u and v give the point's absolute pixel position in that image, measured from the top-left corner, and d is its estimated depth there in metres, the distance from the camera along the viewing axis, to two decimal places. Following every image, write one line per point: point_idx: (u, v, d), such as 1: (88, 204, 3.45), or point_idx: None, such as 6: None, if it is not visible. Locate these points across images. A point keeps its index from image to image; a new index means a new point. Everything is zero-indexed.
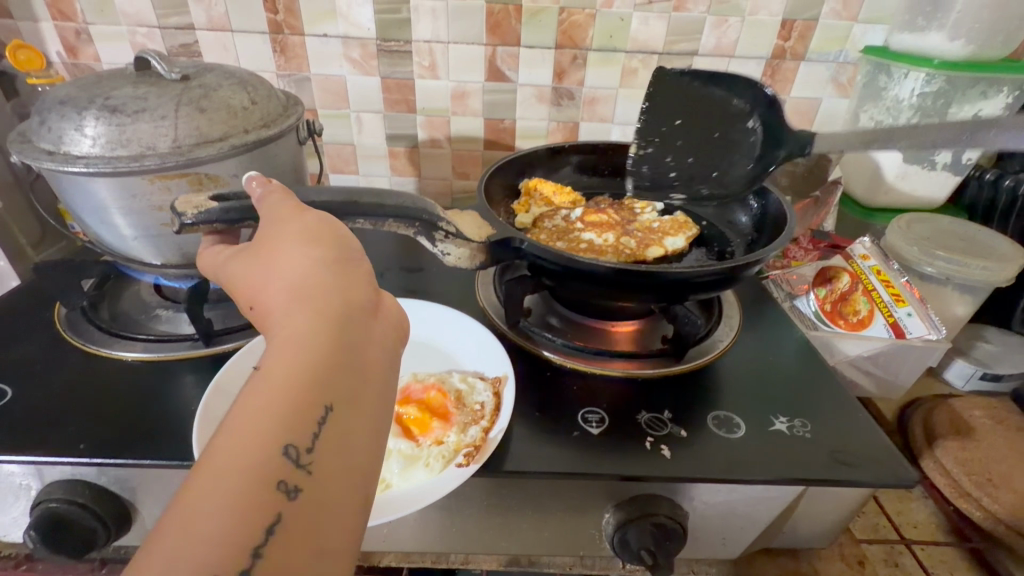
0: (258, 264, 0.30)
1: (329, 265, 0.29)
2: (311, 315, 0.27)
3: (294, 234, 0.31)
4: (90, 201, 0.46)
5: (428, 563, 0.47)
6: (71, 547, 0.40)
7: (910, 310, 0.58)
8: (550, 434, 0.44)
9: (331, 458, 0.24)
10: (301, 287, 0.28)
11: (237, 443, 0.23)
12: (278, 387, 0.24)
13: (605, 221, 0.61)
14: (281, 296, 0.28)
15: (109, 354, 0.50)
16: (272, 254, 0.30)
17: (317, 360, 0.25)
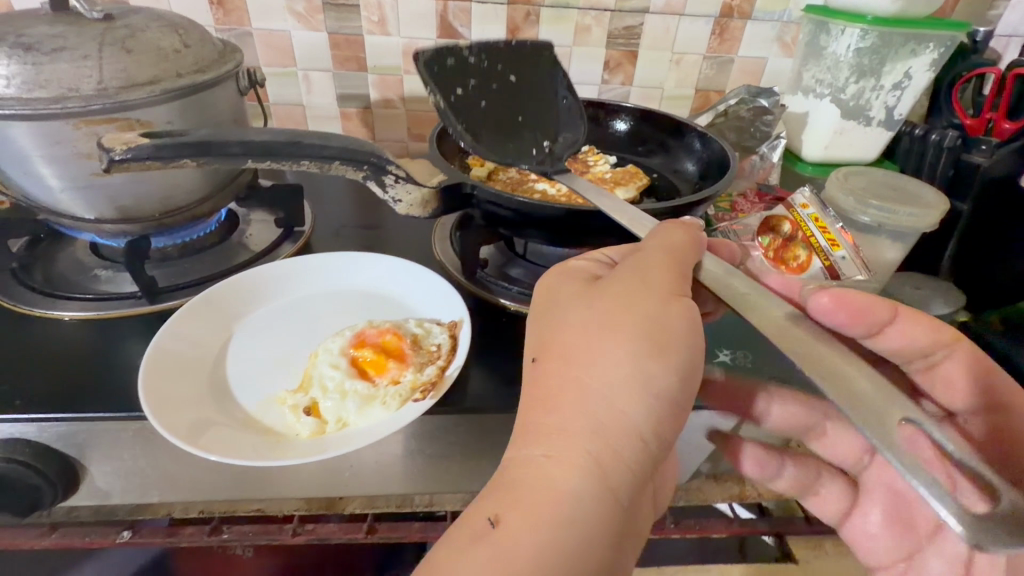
0: (602, 318, 0.32)
1: (648, 352, 0.30)
2: (608, 385, 0.30)
3: (648, 292, 0.32)
4: (9, 149, 0.43)
5: (393, 507, 0.49)
6: (16, 506, 0.39)
7: (844, 254, 0.61)
8: (507, 373, 0.45)
9: (583, 509, 0.27)
10: (650, 367, 0.30)
11: (548, 484, 0.28)
12: (585, 443, 0.29)
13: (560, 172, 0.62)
14: (607, 374, 0.30)
15: (44, 312, 0.48)
16: (609, 309, 0.32)
17: (615, 434, 0.30)
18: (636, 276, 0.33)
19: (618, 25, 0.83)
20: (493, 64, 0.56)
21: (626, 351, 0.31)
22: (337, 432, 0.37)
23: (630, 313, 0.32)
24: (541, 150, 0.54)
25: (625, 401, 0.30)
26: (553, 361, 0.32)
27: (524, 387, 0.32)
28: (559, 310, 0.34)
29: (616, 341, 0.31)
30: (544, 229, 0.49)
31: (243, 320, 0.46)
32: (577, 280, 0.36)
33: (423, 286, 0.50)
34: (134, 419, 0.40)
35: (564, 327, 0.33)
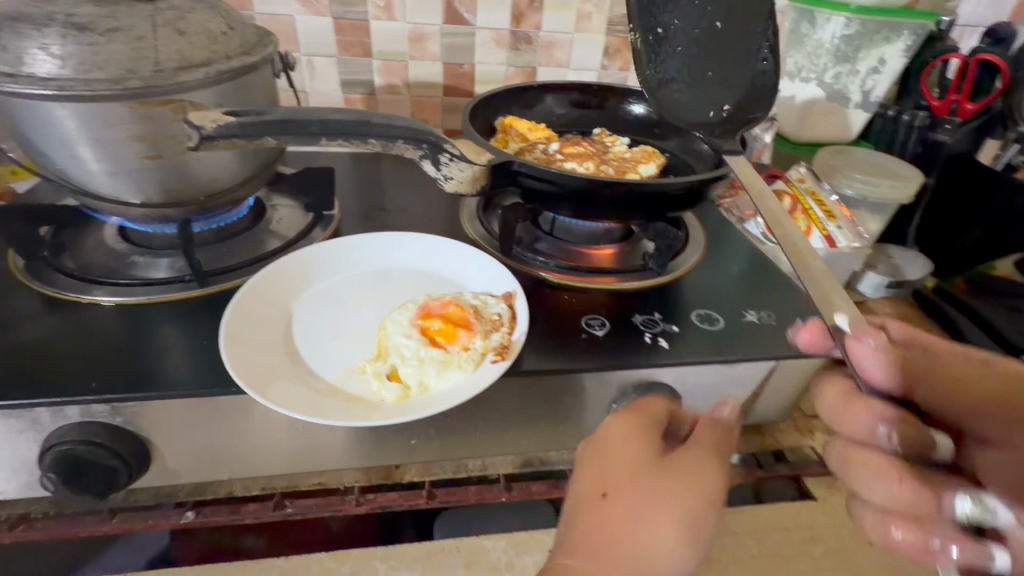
0: (668, 473, 0.36)
1: (687, 498, 0.35)
2: (668, 529, 0.34)
3: (709, 466, 0.37)
4: (56, 132, 0.42)
5: (450, 473, 0.51)
6: (90, 489, 0.39)
7: (839, 224, 0.68)
8: (560, 339, 0.48)
9: None
10: (705, 522, 0.35)
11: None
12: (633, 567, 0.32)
13: (583, 151, 0.64)
14: (666, 511, 0.34)
15: (78, 296, 0.48)
16: (678, 464, 0.37)
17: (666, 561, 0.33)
18: (699, 455, 0.37)
19: (617, 12, 0.86)
20: (698, 14, 0.59)
21: (694, 510, 0.35)
22: (420, 397, 0.39)
23: (692, 479, 0.36)
24: (719, 114, 0.58)
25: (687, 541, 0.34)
26: (616, 496, 0.35)
27: (569, 518, 0.36)
28: (619, 445, 0.38)
29: (655, 483, 0.35)
30: (587, 202, 0.53)
31: (301, 298, 0.47)
32: (637, 422, 0.40)
33: (470, 262, 0.52)
34: (208, 396, 0.41)
35: (625, 463, 0.37)
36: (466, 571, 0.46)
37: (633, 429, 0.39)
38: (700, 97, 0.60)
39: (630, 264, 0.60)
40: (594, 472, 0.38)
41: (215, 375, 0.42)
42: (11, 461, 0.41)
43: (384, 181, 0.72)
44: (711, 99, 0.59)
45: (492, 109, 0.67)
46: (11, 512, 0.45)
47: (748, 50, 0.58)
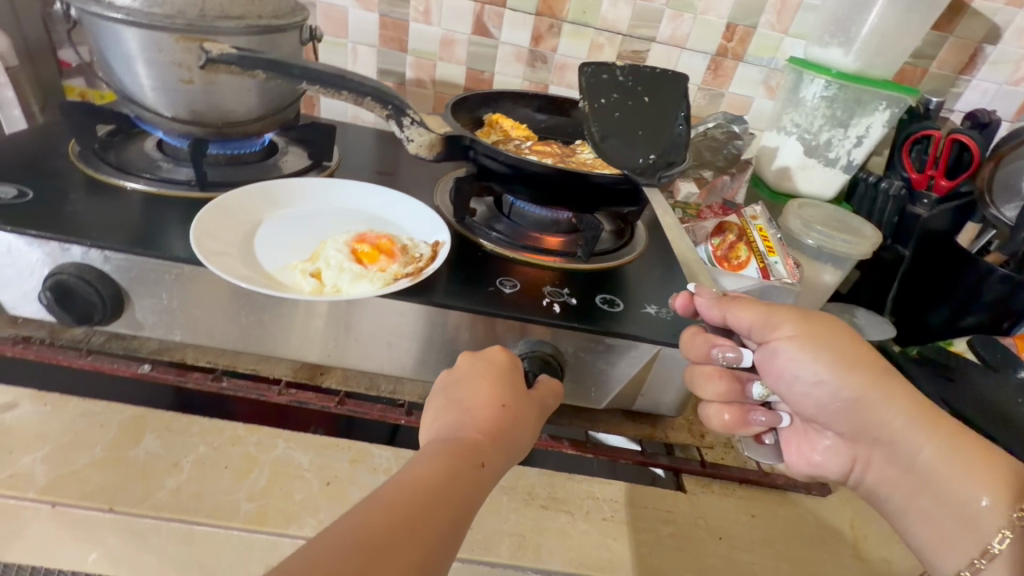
0: (519, 404, 0.47)
1: (522, 402, 0.47)
2: (508, 447, 0.44)
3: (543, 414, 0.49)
4: (120, 49, 0.55)
5: (363, 388, 0.61)
6: (75, 312, 0.50)
7: (777, 260, 0.73)
8: (471, 286, 0.56)
9: (479, 473, 0.40)
10: (527, 446, 0.47)
11: (457, 451, 0.41)
12: (485, 440, 0.43)
13: (549, 151, 0.73)
14: (513, 429, 0.45)
15: (110, 180, 0.61)
16: (526, 404, 0.48)
17: (509, 439, 0.44)
18: (539, 401, 0.49)
19: (627, 48, 0.96)
20: (633, 85, 0.70)
21: (524, 435, 0.46)
22: (333, 296, 0.48)
23: (531, 420, 0.47)
24: (647, 161, 0.65)
25: (512, 453, 0.44)
26: (482, 416, 0.44)
27: (431, 423, 0.46)
28: (490, 381, 0.47)
29: (500, 390, 0.47)
30: (525, 182, 0.61)
31: (272, 216, 0.58)
32: (505, 365, 0.49)
33: (419, 215, 0.62)
34: (175, 263, 0.51)
35: (490, 392, 0.46)
36: (350, 465, 0.54)
37: (503, 370, 0.49)
38: (635, 149, 0.66)
39: (564, 249, 0.67)
40: (449, 392, 0.47)
41: (187, 250, 0.53)
42: (25, 284, 0.52)
43: (386, 153, 0.84)
44: (639, 149, 0.66)
45: (484, 104, 0.78)
46: (16, 332, 0.57)
47: (670, 121, 0.69)
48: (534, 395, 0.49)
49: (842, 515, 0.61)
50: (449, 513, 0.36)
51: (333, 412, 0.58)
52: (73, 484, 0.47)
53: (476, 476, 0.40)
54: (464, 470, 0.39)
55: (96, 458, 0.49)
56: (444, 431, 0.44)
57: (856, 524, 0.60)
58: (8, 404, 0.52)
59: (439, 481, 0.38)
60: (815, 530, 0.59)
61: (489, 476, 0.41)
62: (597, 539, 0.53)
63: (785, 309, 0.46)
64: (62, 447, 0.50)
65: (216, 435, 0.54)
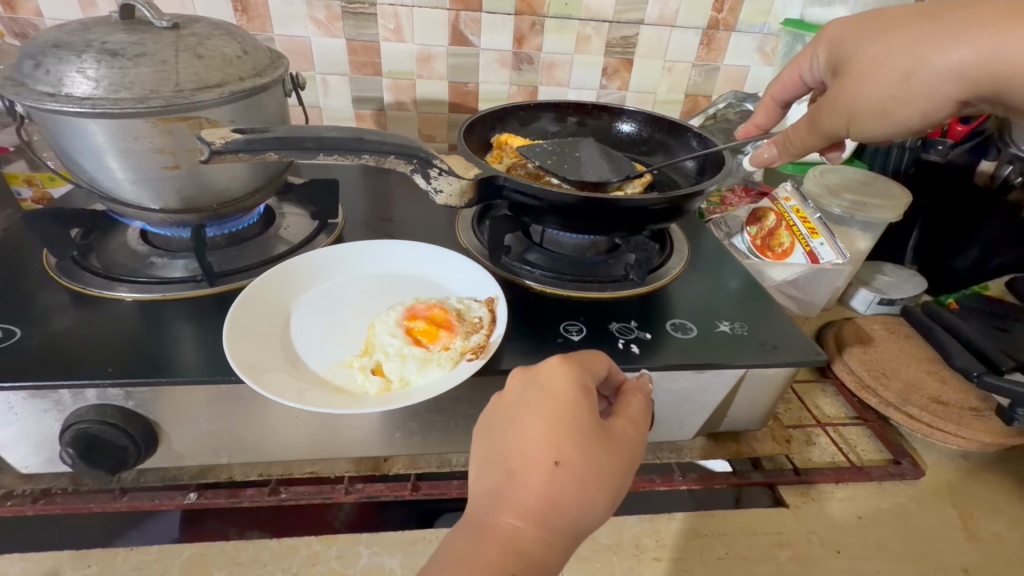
0: (585, 459, 0.37)
1: (593, 459, 0.37)
2: (565, 527, 0.35)
3: (619, 464, 0.38)
4: (87, 144, 0.47)
5: (434, 467, 0.55)
6: (104, 464, 0.43)
7: (822, 241, 0.69)
8: (540, 343, 0.51)
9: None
10: (598, 513, 0.37)
11: (491, 550, 0.33)
12: (530, 531, 0.34)
13: None
14: (575, 498, 0.36)
15: (100, 292, 0.52)
16: (594, 454, 0.37)
17: (566, 524, 0.35)
18: (615, 445, 0.39)
19: (615, 34, 0.90)
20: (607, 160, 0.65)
21: (592, 500, 0.36)
22: (402, 390, 0.43)
23: (602, 477, 0.37)
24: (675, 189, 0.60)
25: (574, 527, 0.36)
26: (527, 483, 0.36)
27: (478, 472, 0.39)
28: (541, 429, 0.38)
29: (559, 446, 0.37)
30: (569, 215, 0.55)
31: (298, 300, 0.52)
32: (567, 398, 0.39)
33: (459, 269, 0.56)
34: (205, 383, 0.44)
35: (541, 445, 0.37)
36: None
37: (563, 409, 0.38)
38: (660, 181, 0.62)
39: (612, 274, 0.62)
40: (502, 436, 0.39)
41: (215, 364, 0.45)
42: (37, 437, 0.45)
43: (387, 191, 0.77)
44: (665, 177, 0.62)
45: (489, 125, 0.71)
46: (34, 487, 0.49)
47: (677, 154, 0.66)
48: (606, 436, 0.39)
49: (940, 496, 0.60)
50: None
51: (407, 498, 0.53)
52: None
53: None
54: None
55: None
56: (482, 499, 0.36)
57: (957, 503, 0.59)
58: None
59: None
60: (922, 520, 0.57)
61: (535, 575, 0.33)
62: None
63: (829, 29, 0.51)
64: None
65: (292, 556, 0.48)
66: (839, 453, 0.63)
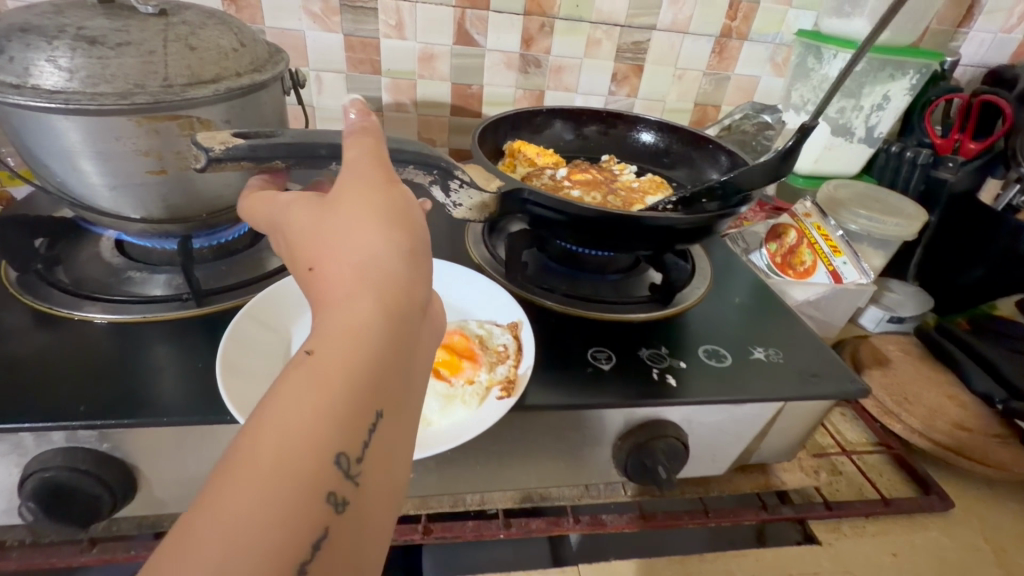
0: (337, 230, 0.31)
1: (343, 228, 0.31)
2: (353, 286, 0.29)
3: (365, 193, 0.31)
4: (57, 144, 0.41)
5: (446, 507, 0.49)
6: (67, 517, 0.37)
7: (845, 259, 0.68)
8: (569, 373, 0.47)
9: (326, 364, 0.26)
10: (382, 242, 0.30)
11: (297, 361, 0.27)
12: (325, 320, 0.28)
13: (591, 180, 0.64)
14: (349, 270, 0.30)
15: (69, 312, 0.46)
16: (336, 221, 0.32)
17: (355, 288, 0.29)
18: (351, 188, 0.32)
19: (626, 40, 0.87)
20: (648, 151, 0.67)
21: (367, 250, 0.30)
22: (423, 432, 0.38)
23: (363, 222, 0.31)
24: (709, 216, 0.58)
25: (377, 286, 0.29)
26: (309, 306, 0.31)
27: None
28: (303, 250, 0.33)
29: (318, 245, 0.32)
30: (595, 233, 0.51)
31: (298, 324, 0.47)
32: (293, 227, 0.34)
33: (477, 290, 0.52)
34: (195, 424, 0.38)
35: (303, 257, 0.33)
36: None
37: (294, 223, 0.34)
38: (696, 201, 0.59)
39: (636, 294, 0.59)
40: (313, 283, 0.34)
41: (207, 402, 0.40)
42: None
43: None
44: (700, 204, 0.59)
45: (503, 131, 0.67)
46: None
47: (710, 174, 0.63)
48: (332, 202, 0.32)
49: (970, 529, 0.58)
50: (298, 438, 0.24)
51: (418, 542, 0.48)
52: None
53: (304, 370, 0.26)
54: (292, 369, 0.26)
55: None
56: None
57: (988, 536, 0.57)
58: None
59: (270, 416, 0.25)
60: (956, 555, 0.55)
61: (348, 333, 0.27)
62: None
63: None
64: None
65: None
66: (866, 483, 0.60)
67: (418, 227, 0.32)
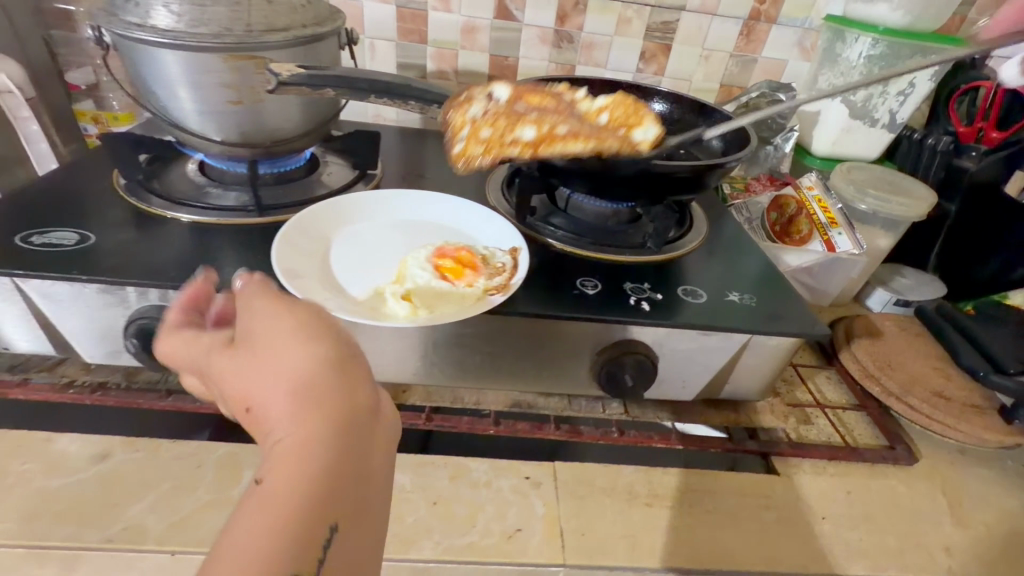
0: (262, 355, 0.32)
1: (256, 357, 0.32)
2: (285, 409, 0.30)
3: (274, 325, 0.33)
4: (166, 75, 0.52)
5: (448, 402, 0.60)
6: (159, 355, 0.48)
7: (841, 231, 0.71)
8: (558, 293, 0.55)
9: (273, 486, 0.27)
10: (303, 358, 0.32)
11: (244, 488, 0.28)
12: (269, 450, 0.29)
13: (546, 104, 0.59)
14: (277, 395, 0.31)
15: (163, 212, 0.58)
16: (253, 357, 0.32)
17: (285, 411, 0.30)
18: (258, 324, 0.33)
19: (656, 19, 0.92)
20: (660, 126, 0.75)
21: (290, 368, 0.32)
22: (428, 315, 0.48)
23: (276, 349, 0.32)
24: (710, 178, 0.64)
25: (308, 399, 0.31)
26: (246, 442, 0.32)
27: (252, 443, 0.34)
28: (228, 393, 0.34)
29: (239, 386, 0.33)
30: (604, 178, 0.57)
31: (338, 235, 0.57)
32: (208, 374, 0.35)
33: (484, 221, 0.60)
34: None
35: (234, 401, 0.33)
36: (452, 482, 0.54)
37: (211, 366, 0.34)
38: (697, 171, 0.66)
39: (631, 241, 0.65)
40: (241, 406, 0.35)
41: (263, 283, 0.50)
42: (105, 330, 0.51)
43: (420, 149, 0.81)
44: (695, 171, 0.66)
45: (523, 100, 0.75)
46: (93, 379, 0.56)
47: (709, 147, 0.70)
48: (240, 344, 0.34)
49: (931, 484, 0.62)
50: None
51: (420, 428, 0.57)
52: (187, 531, 0.46)
53: (256, 493, 0.27)
54: (240, 500, 0.27)
55: (203, 501, 0.48)
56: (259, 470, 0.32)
57: (946, 490, 0.61)
58: (99, 455, 0.51)
59: (224, 545, 0.25)
60: (910, 501, 0.59)
61: (297, 447, 0.29)
62: (708, 532, 0.53)
63: None
64: (167, 493, 0.49)
65: None
66: (835, 432, 0.66)
67: (337, 337, 0.33)
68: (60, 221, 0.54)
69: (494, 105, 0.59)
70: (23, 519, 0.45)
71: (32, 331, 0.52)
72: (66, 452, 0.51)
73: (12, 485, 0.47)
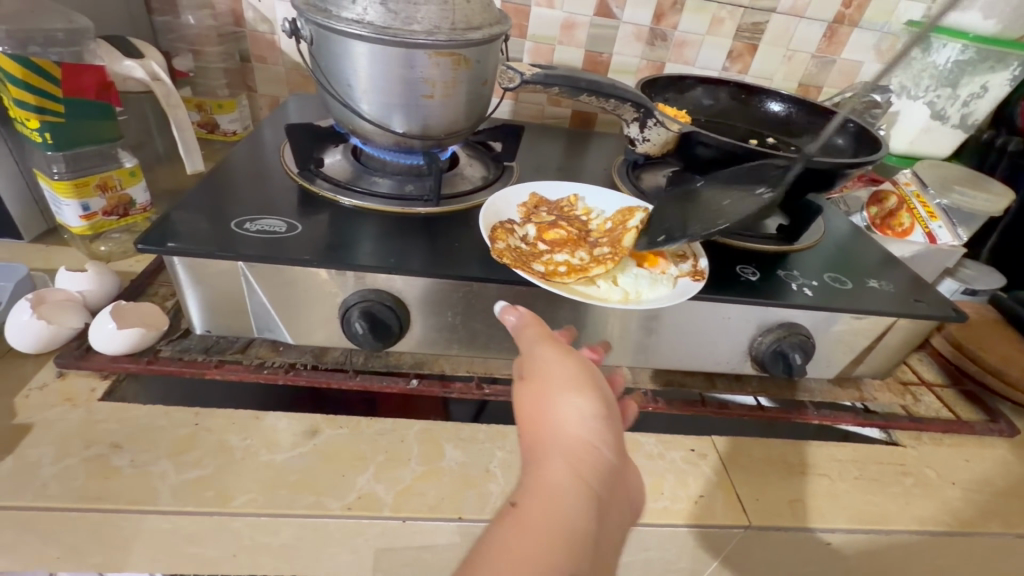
0: (540, 395, 0.41)
1: (533, 393, 0.41)
2: (554, 443, 0.38)
3: (551, 369, 0.41)
4: (367, 69, 0.55)
5: None
6: (381, 336, 0.54)
7: (941, 224, 0.77)
8: (724, 279, 0.60)
9: (536, 515, 0.34)
10: (574, 408, 0.39)
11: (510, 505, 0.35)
12: (532, 479, 0.36)
13: (565, 237, 0.59)
14: (548, 432, 0.38)
15: (353, 202, 0.62)
16: (535, 392, 0.41)
17: (551, 450, 0.38)
18: (541, 366, 0.42)
19: (747, 20, 0.97)
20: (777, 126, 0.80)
21: (561, 423, 0.39)
22: (638, 300, 0.53)
23: (551, 391, 0.40)
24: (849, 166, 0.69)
25: (572, 456, 0.37)
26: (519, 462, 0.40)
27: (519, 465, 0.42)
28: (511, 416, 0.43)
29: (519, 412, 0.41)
30: None
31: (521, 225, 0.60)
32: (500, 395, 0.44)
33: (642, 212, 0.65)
34: (467, 281, 0.54)
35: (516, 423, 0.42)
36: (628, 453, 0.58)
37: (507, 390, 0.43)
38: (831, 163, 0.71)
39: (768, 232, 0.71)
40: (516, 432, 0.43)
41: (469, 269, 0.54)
42: (321, 309, 0.56)
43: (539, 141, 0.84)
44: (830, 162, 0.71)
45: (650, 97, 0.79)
46: (284, 360, 0.58)
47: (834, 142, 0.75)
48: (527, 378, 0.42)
49: None
50: None
51: None
52: (414, 498, 0.50)
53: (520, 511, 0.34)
54: (507, 514, 0.34)
55: (418, 472, 0.52)
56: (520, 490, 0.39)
57: None
58: (309, 431, 0.54)
59: (489, 549, 0.32)
60: (1020, 467, 0.66)
61: (560, 486, 0.35)
62: (861, 496, 0.59)
63: None
64: (384, 465, 0.52)
65: (503, 438, 0.57)
66: (943, 407, 0.72)
67: (601, 398, 0.40)
68: (264, 210, 0.59)
69: (526, 245, 0.57)
70: (266, 489, 0.48)
71: (249, 310, 0.56)
72: (277, 429, 0.54)
73: (242, 459, 0.50)
